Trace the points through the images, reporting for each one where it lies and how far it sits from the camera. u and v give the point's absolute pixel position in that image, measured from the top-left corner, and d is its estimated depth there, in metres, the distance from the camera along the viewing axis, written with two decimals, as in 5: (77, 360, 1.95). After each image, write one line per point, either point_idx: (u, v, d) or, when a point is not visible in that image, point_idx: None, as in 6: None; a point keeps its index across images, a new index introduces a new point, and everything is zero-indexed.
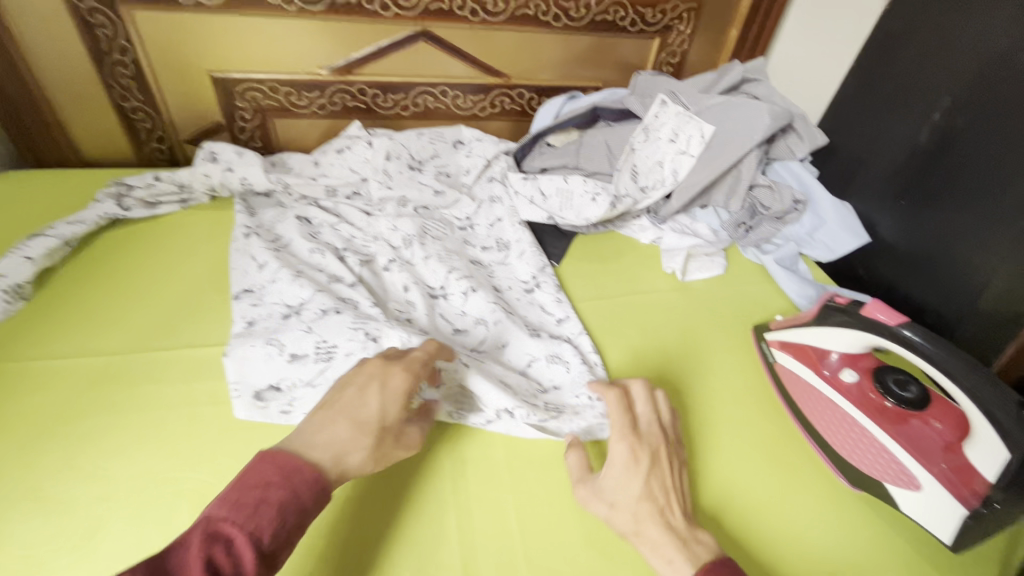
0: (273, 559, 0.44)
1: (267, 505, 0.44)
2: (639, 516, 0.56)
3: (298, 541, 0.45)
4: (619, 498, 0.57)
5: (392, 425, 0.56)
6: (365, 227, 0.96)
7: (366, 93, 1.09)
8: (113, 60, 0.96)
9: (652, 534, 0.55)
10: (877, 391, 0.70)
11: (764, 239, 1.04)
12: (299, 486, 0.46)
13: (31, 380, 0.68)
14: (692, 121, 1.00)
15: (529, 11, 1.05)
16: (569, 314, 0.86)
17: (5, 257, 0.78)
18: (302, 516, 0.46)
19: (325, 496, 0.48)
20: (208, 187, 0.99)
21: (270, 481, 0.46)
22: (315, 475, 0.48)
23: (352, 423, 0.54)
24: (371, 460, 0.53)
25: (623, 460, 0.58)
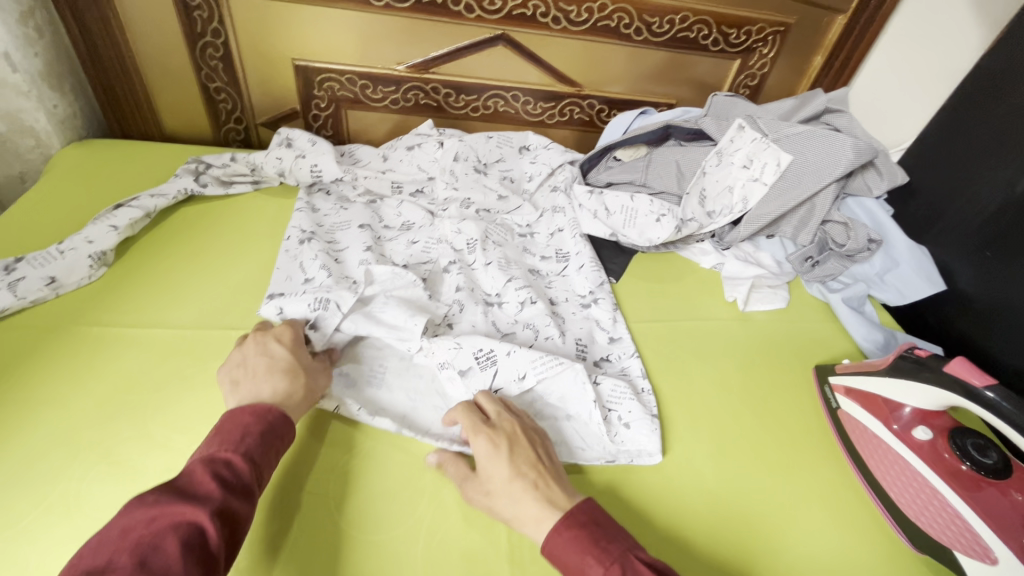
0: (261, 475, 0.53)
1: (249, 433, 0.54)
2: (515, 496, 0.57)
3: (275, 464, 0.55)
4: (494, 488, 0.58)
5: (306, 361, 0.65)
6: (429, 228, 0.96)
7: (439, 92, 1.10)
8: (205, 42, 0.99)
9: (531, 512, 0.56)
10: (952, 452, 0.66)
11: (830, 275, 1.00)
12: (271, 419, 0.56)
13: (110, 344, 0.72)
14: (769, 148, 0.97)
15: (611, 22, 1.03)
16: (625, 335, 0.86)
17: (94, 224, 0.82)
18: (278, 441, 0.56)
19: (292, 425, 0.58)
20: (277, 170, 1.00)
21: (247, 421, 0.55)
22: (281, 411, 0.58)
23: (277, 370, 0.62)
24: (304, 392, 0.62)
25: (485, 451, 0.60)
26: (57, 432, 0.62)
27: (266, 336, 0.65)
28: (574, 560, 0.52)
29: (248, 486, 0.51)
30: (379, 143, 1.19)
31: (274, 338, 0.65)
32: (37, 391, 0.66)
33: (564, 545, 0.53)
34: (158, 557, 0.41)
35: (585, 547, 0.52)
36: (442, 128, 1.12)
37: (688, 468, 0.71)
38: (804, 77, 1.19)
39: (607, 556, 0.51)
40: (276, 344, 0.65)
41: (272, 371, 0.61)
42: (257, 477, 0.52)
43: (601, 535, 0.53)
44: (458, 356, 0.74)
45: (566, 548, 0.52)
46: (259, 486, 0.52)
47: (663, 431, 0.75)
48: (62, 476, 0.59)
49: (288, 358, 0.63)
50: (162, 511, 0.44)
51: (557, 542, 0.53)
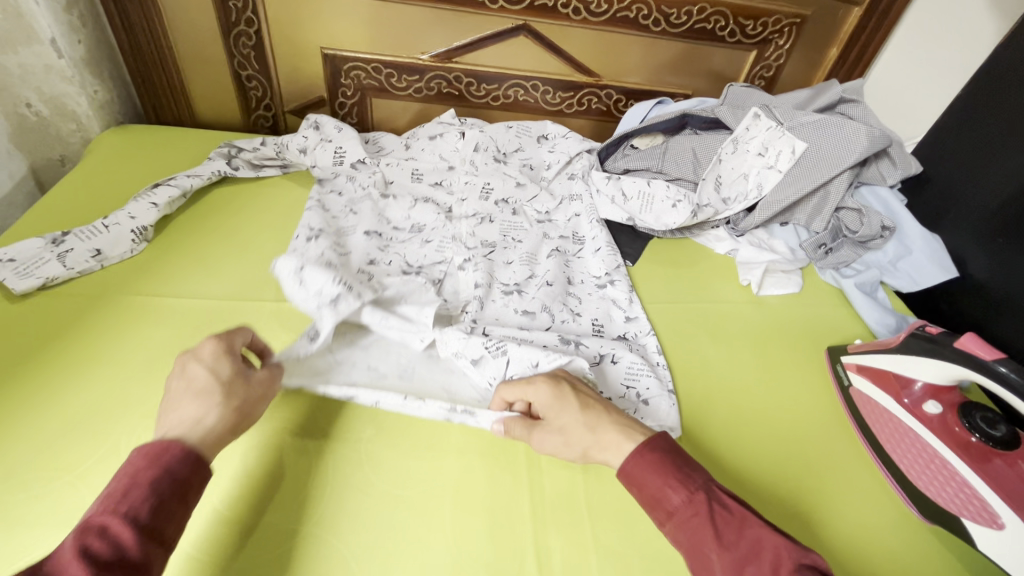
0: (159, 534, 0.44)
1: (133, 488, 0.44)
2: (591, 425, 0.60)
3: (181, 515, 0.46)
4: (566, 423, 0.61)
5: (234, 379, 0.57)
6: (443, 229, 0.96)
7: (461, 81, 1.14)
8: (239, 31, 1.03)
9: (610, 437, 0.59)
10: (962, 425, 0.68)
11: (844, 262, 1.02)
12: (169, 462, 0.47)
13: (153, 312, 0.76)
14: (784, 135, 0.98)
15: (630, 13, 1.06)
16: (641, 314, 0.88)
17: (136, 201, 0.86)
18: (181, 487, 0.47)
19: (202, 464, 0.49)
20: (300, 148, 1.03)
21: (137, 466, 0.46)
22: (184, 449, 0.48)
23: (195, 393, 0.54)
24: (230, 418, 0.54)
25: (548, 392, 0.63)
26: (107, 391, 0.66)
27: (183, 357, 0.57)
28: (653, 485, 0.54)
29: (136, 554, 0.42)
30: (402, 131, 1.22)
31: (194, 357, 0.57)
32: (86, 353, 0.70)
33: (644, 470, 0.54)
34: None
35: (666, 474, 0.53)
36: (463, 117, 1.16)
37: (703, 439, 0.74)
38: (819, 70, 1.21)
39: (689, 484, 0.53)
40: (193, 366, 0.56)
41: (188, 397, 0.53)
42: (150, 541, 0.43)
43: (682, 462, 0.55)
44: (469, 346, 0.74)
45: (646, 471, 0.54)
46: (158, 548, 0.44)
47: (679, 404, 0.77)
48: (112, 430, 0.63)
49: (208, 377, 0.55)
50: None
51: (637, 465, 0.55)
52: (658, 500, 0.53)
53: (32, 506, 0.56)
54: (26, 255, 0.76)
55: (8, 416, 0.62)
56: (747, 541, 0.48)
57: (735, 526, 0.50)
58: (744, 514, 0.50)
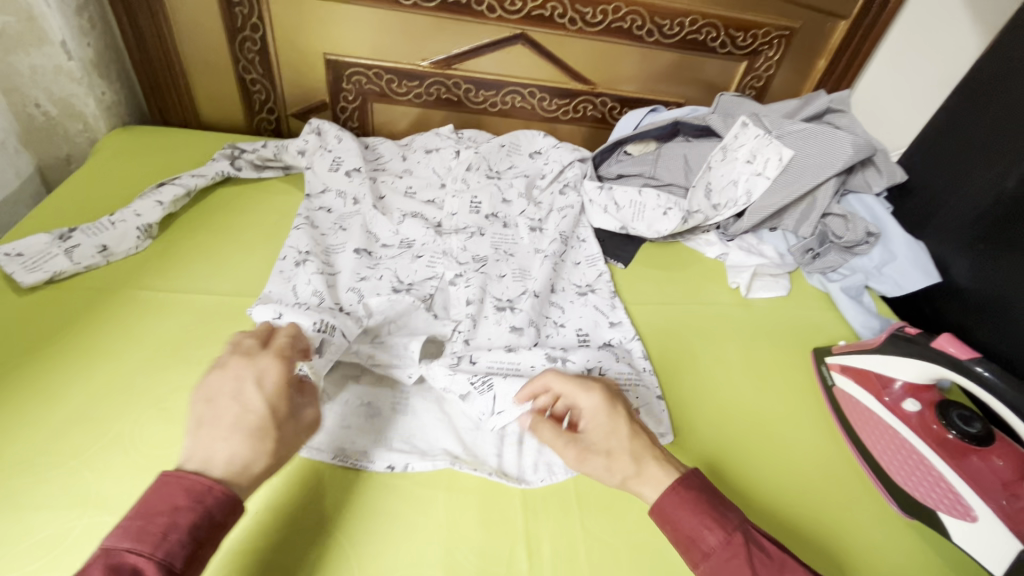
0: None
1: (172, 532, 0.42)
2: (638, 455, 0.57)
3: (209, 559, 0.44)
4: (613, 447, 0.58)
5: (285, 417, 0.53)
6: (434, 244, 0.95)
7: (460, 87, 1.17)
8: (244, 36, 1.06)
9: (654, 472, 0.57)
10: (940, 422, 0.70)
11: (830, 267, 1.05)
12: (211, 505, 0.45)
13: (156, 306, 0.78)
14: (772, 144, 1.02)
15: (624, 24, 1.09)
16: (624, 320, 0.90)
17: (142, 199, 0.88)
18: (215, 532, 0.44)
19: (239, 507, 0.47)
20: (298, 149, 1.04)
21: (178, 506, 0.43)
22: (226, 493, 0.46)
23: (244, 429, 0.49)
24: (275, 460, 0.50)
25: (601, 406, 0.60)
26: (111, 381, 0.68)
27: (245, 374, 0.53)
28: (689, 525, 0.53)
29: None
30: (401, 136, 1.25)
31: (255, 380, 0.53)
32: (92, 345, 0.72)
33: (681, 509, 0.54)
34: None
35: (702, 513, 0.53)
36: (461, 131, 1.19)
37: (690, 436, 0.76)
38: (809, 80, 1.25)
39: (727, 524, 0.53)
40: (250, 390, 0.52)
41: (233, 430, 0.49)
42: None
43: (717, 499, 0.55)
44: (456, 382, 0.72)
45: (683, 511, 0.54)
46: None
47: (666, 402, 0.79)
48: (115, 417, 0.65)
49: (262, 413, 0.51)
50: None
51: (676, 502, 0.54)
52: (695, 541, 0.53)
53: (37, 489, 0.58)
54: (33, 251, 0.78)
55: (17, 403, 0.64)
56: None
57: (774, 570, 0.50)
58: (782, 559, 0.51)
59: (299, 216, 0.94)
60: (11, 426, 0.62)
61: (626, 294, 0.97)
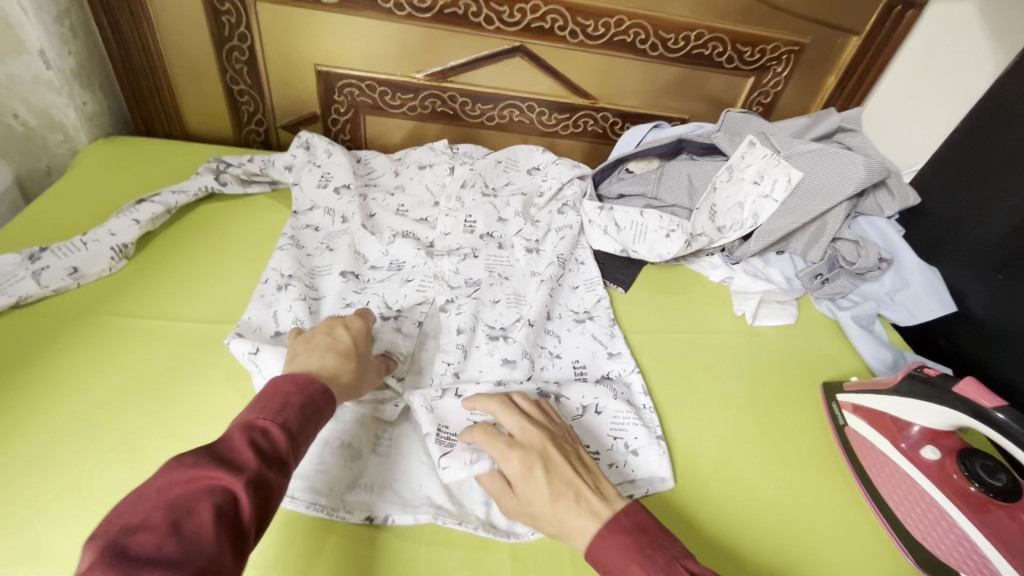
0: (303, 446, 0.46)
1: (289, 404, 0.47)
2: (559, 515, 0.51)
3: (315, 436, 0.48)
4: (535, 509, 0.53)
5: (363, 357, 0.64)
6: (424, 266, 0.90)
7: (456, 100, 1.12)
8: (232, 45, 1.02)
9: (576, 526, 0.51)
10: (961, 473, 0.66)
11: (840, 293, 1.00)
12: (313, 391, 0.50)
13: (126, 334, 0.73)
14: (780, 164, 0.97)
15: (627, 38, 1.05)
16: (624, 351, 0.85)
17: (118, 217, 0.84)
18: (317, 414, 0.49)
19: (333, 402, 0.52)
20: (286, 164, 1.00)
21: (287, 390, 0.49)
22: (323, 387, 0.51)
23: (335, 351, 0.61)
24: (351, 378, 0.60)
25: (516, 471, 0.55)
26: (71, 419, 0.64)
27: (335, 322, 0.65)
28: (620, 568, 0.47)
29: (286, 458, 0.44)
30: (394, 149, 1.21)
31: (343, 325, 0.65)
32: (55, 377, 0.67)
33: (612, 552, 0.48)
34: (191, 521, 0.36)
35: (632, 553, 0.47)
36: (456, 146, 1.15)
37: (693, 479, 0.71)
38: (818, 97, 1.20)
39: (657, 563, 0.46)
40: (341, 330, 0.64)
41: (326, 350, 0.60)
42: (296, 447, 0.45)
43: (653, 538, 0.49)
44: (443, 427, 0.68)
45: (614, 555, 0.48)
46: (298, 455, 0.46)
47: (666, 442, 0.75)
48: (72, 460, 0.60)
49: (348, 343, 0.63)
50: (199, 474, 0.39)
51: (602, 546, 0.49)
52: None
53: None
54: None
55: None
56: None
57: None
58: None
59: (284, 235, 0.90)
60: None
61: (626, 321, 0.93)
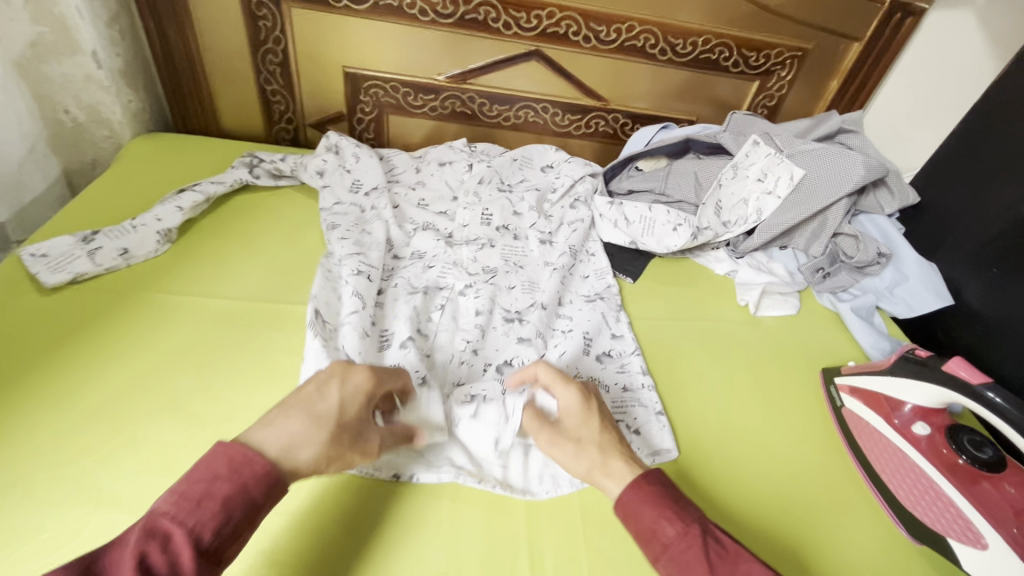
0: (216, 554, 0.45)
1: (207, 501, 0.46)
2: (604, 448, 0.61)
3: (244, 536, 0.47)
4: (584, 438, 0.62)
5: (351, 426, 0.56)
6: (444, 254, 0.96)
7: (475, 101, 1.19)
8: (267, 48, 1.09)
9: (618, 464, 0.59)
10: (950, 446, 0.71)
11: (840, 287, 1.05)
12: (247, 480, 0.48)
13: (172, 309, 0.80)
14: (783, 162, 1.02)
15: (637, 42, 1.11)
16: (626, 334, 0.90)
17: (164, 204, 0.91)
18: (251, 512, 0.47)
19: (277, 490, 0.50)
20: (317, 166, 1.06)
21: (218, 475, 0.47)
22: (265, 468, 0.49)
23: (311, 415, 0.54)
24: (321, 461, 0.53)
25: (575, 401, 0.64)
26: (125, 381, 0.70)
27: (334, 375, 0.58)
28: (649, 518, 0.54)
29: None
30: (415, 148, 1.28)
31: (342, 380, 0.58)
32: (110, 344, 0.74)
33: (642, 502, 0.55)
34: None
35: (661, 507, 0.54)
36: (474, 144, 1.21)
37: (695, 452, 0.76)
38: (821, 100, 1.24)
39: (683, 517, 0.54)
40: (333, 389, 0.57)
41: (299, 415, 0.54)
42: (204, 562, 0.44)
43: (675, 494, 0.56)
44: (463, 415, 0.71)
45: (645, 504, 0.55)
46: (212, 565, 0.45)
47: (670, 418, 0.79)
48: (128, 417, 0.66)
49: (332, 409, 0.55)
50: None
51: (636, 495, 0.55)
52: (653, 535, 0.53)
53: (53, 486, 0.59)
54: (57, 252, 0.81)
55: (36, 398, 0.67)
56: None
57: (728, 564, 0.51)
58: (737, 549, 0.52)
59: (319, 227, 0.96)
60: (31, 422, 0.64)
61: (634, 309, 0.98)
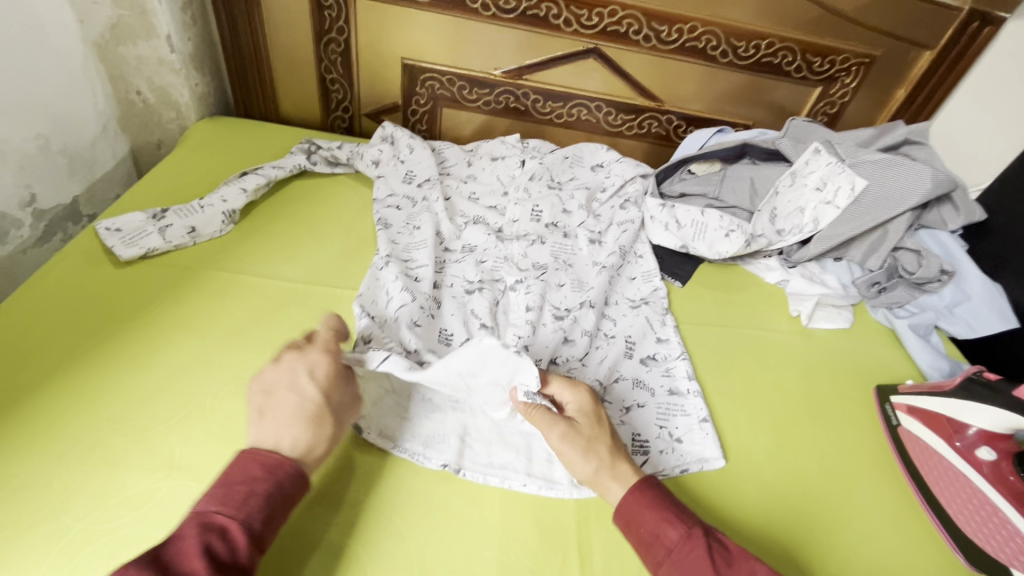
0: (265, 541, 0.50)
1: (252, 496, 0.50)
2: (615, 455, 0.63)
3: (281, 524, 0.51)
4: (596, 443, 0.63)
5: (335, 406, 0.59)
6: (496, 249, 0.96)
7: (529, 97, 1.19)
8: (330, 38, 1.12)
9: (624, 470, 0.62)
10: (1017, 474, 0.69)
11: (897, 302, 1.02)
12: (282, 477, 0.52)
13: (235, 288, 0.82)
14: (844, 172, 0.99)
15: (698, 44, 1.10)
16: (671, 338, 0.89)
17: (229, 186, 0.94)
18: (287, 501, 0.52)
19: (304, 481, 0.54)
20: (373, 158, 1.08)
21: (255, 476, 0.51)
22: (295, 466, 0.53)
23: (302, 414, 0.56)
24: (328, 446, 0.57)
25: (589, 405, 0.65)
26: (192, 355, 0.72)
27: (299, 365, 0.59)
28: (650, 522, 0.58)
29: (244, 560, 0.47)
30: (465, 141, 1.28)
31: (309, 370, 0.59)
32: (179, 318, 0.76)
33: (642, 507, 0.59)
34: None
35: (661, 510, 0.58)
36: (527, 141, 1.21)
37: (743, 462, 0.75)
38: (885, 109, 1.20)
39: (685, 520, 0.57)
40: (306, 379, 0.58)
41: (295, 418, 0.56)
42: (257, 546, 0.49)
43: (676, 501, 0.60)
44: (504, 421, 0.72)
45: (645, 508, 0.58)
46: (259, 552, 0.49)
47: (718, 427, 0.79)
48: (195, 389, 0.69)
49: (317, 401, 0.57)
50: None
51: (637, 501, 0.59)
52: (657, 539, 0.57)
53: (126, 449, 0.62)
54: (130, 228, 0.84)
55: (112, 363, 0.70)
56: (744, 573, 0.54)
57: (730, 560, 0.55)
58: (739, 550, 0.56)
59: (374, 221, 0.97)
60: (107, 387, 0.67)
61: (682, 313, 0.97)
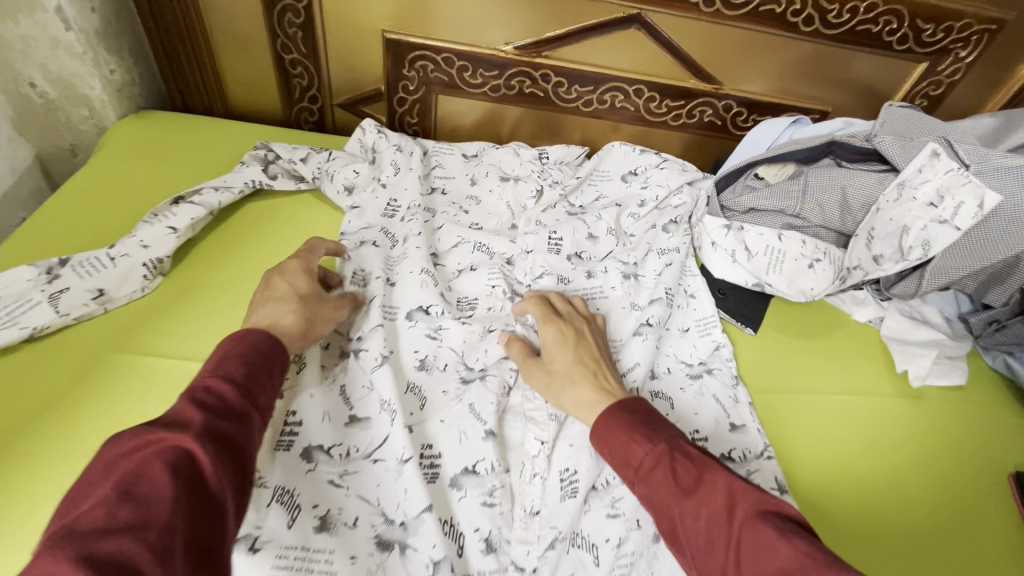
0: (256, 394, 0.44)
1: (227, 356, 0.45)
2: (573, 379, 0.58)
3: (271, 381, 0.46)
4: (555, 366, 0.60)
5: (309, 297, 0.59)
6: (506, 307, 0.72)
7: (549, 80, 0.92)
8: (285, 5, 0.84)
9: (589, 397, 0.55)
10: None
11: (1015, 343, 0.80)
12: (254, 339, 0.47)
13: (158, 383, 0.59)
14: (969, 182, 0.72)
15: (776, 7, 0.83)
16: (748, 422, 0.68)
17: (150, 225, 0.69)
18: (267, 359, 0.47)
19: (281, 344, 0.49)
20: (345, 184, 0.81)
21: (223, 344, 0.46)
22: (268, 334, 0.49)
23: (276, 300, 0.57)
24: (305, 320, 0.57)
25: (551, 338, 0.62)
26: None
27: (271, 271, 0.61)
28: (619, 442, 0.49)
29: (237, 408, 0.42)
30: (468, 134, 1.02)
31: (278, 272, 0.61)
32: (70, 442, 0.53)
33: (610, 427, 0.50)
34: (146, 485, 0.34)
35: (629, 427, 0.49)
36: (546, 152, 0.95)
37: None
38: (1001, 90, 0.94)
39: (656, 436, 0.48)
40: (277, 279, 0.59)
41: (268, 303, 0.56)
42: (249, 395, 0.43)
43: (648, 416, 0.50)
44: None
45: (612, 428, 0.50)
46: (253, 405, 0.43)
47: None
48: None
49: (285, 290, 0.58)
50: (141, 443, 0.36)
51: (603, 422, 0.51)
52: (625, 458, 0.48)
53: None
54: (8, 293, 0.60)
55: None
56: (703, 484, 0.43)
57: (695, 473, 0.45)
58: (704, 461, 0.45)
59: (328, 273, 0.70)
60: None
61: (759, 374, 0.76)
